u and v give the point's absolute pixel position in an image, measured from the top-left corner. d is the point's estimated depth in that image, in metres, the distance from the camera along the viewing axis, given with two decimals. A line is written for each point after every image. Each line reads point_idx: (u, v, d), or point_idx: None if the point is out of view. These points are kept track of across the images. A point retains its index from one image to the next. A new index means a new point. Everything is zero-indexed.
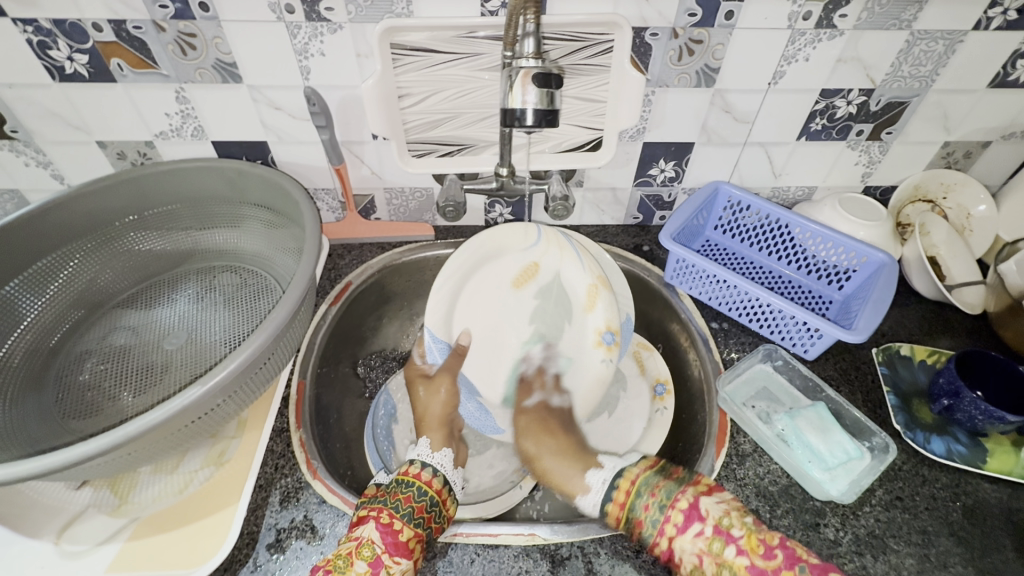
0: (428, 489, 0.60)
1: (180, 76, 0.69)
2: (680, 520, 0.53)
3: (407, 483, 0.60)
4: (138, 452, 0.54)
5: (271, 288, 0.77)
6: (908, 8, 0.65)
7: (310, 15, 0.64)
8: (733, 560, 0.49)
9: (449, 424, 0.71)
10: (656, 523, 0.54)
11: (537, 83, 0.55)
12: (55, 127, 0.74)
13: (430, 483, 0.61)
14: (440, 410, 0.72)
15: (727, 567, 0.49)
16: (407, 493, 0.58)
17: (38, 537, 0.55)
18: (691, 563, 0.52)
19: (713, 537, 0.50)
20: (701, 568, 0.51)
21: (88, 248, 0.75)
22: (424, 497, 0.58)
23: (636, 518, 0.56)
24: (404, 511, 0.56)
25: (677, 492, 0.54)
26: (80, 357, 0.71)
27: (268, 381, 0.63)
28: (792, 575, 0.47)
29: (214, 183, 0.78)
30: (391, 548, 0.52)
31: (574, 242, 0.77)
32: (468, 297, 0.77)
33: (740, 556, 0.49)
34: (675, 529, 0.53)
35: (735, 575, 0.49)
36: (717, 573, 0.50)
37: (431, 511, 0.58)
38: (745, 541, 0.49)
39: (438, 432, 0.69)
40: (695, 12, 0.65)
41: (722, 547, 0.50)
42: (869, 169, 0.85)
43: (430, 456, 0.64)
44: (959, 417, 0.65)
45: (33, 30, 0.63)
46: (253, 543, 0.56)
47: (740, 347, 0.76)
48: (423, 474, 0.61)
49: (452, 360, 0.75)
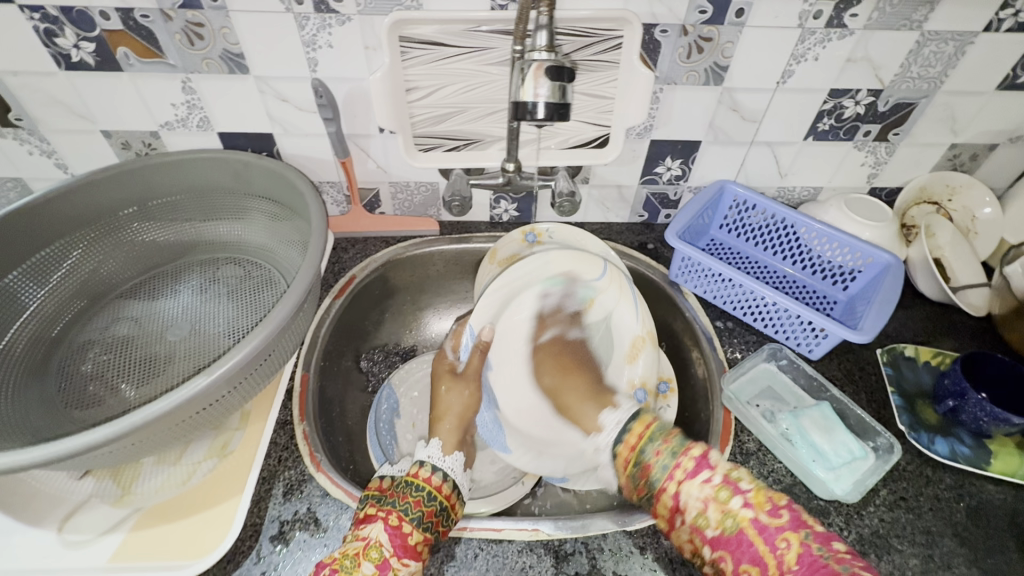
0: (438, 494, 0.58)
1: (187, 65, 0.69)
2: (690, 466, 0.53)
3: (417, 486, 0.58)
4: (142, 442, 0.54)
5: (275, 281, 0.77)
6: (919, 9, 0.65)
7: (319, 7, 0.63)
8: (738, 510, 0.50)
9: (464, 426, 0.71)
10: (666, 467, 0.54)
11: (550, 76, 0.54)
12: (60, 115, 0.74)
13: (440, 487, 0.59)
14: (460, 410, 0.72)
15: (731, 516, 0.50)
16: (417, 496, 0.57)
17: (40, 525, 0.55)
18: (695, 510, 0.52)
19: (721, 485, 0.51)
20: (704, 514, 0.51)
21: (92, 238, 0.75)
22: (434, 501, 0.57)
23: (645, 462, 0.57)
24: (413, 515, 0.55)
25: (691, 442, 0.55)
26: (83, 346, 0.71)
27: (272, 374, 0.63)
28: (797, 536, 0.47)
29: (219, 175, 0.77)
30: (399, 551, 0.52)
31: (635, 290, 0.76)
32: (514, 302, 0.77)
33: (746, 508, 0.50)
34: (684, 474, 0.53)
35: (737, 524, 0.49)
36: (720, 522, 0.50)
37: (440, 515, 0.57)
38: (753, 496, 0.50)
39: (452, 435, 0.68)
40: (706, 10, 0.65)
41: (728, 496, 0.51)
42: (875, 170, 0.85)
43: (442, 458, 0.64)
44: (964, 419, 0.65)
45: (40, 17, 0.63)
46: (256, 535, 0.56)
47: (744, 346, 0.76)
48: (432, 477, 0.60)
49: (478, 359, 0.75)
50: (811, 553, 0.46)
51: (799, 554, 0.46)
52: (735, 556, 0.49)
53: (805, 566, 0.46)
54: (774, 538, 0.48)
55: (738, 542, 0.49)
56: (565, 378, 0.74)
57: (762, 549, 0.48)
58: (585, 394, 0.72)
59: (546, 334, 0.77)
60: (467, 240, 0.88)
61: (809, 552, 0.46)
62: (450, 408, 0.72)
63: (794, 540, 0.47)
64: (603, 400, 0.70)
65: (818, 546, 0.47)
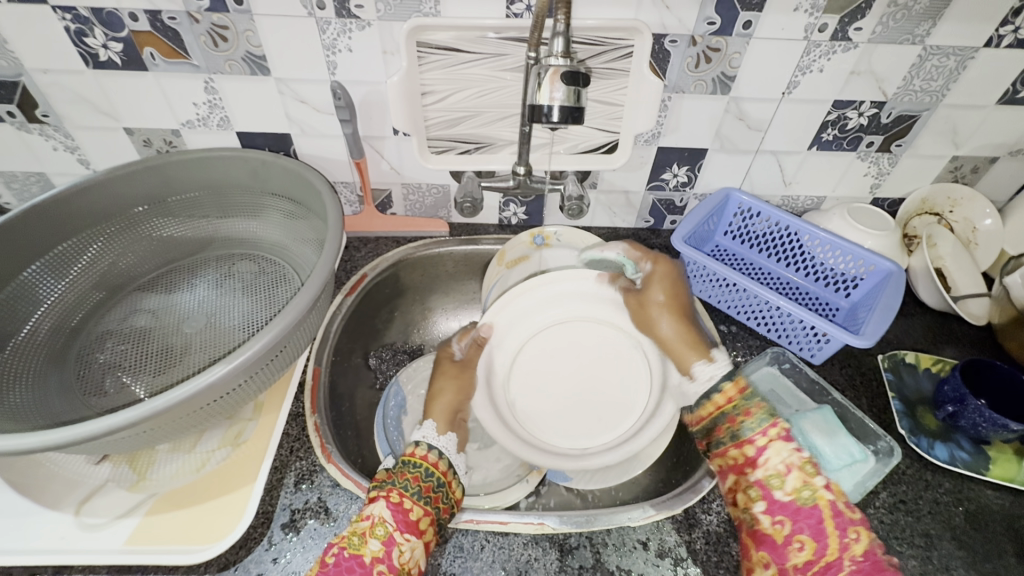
0: (434, 470, 0.62)
1: (210, 66, 0.71)
2: (784, 434, 0.61)
3: (414, 464, 0.62)
4: (160, 428, 0.55)
5: (289, 277, 0.79)
6: (921, 24, 0.67)
7: (340, 12, 0.66)
8: (819, 489, 0.58)
9: (456, 412, 0.70)
10: (764, 424, 0.62)
11: (565, 81, 0.56)
12: (86, 112, 0.76)
13: (436, 464, 0.62)
14: (450, 398, 0.70)
15: (809, 488, 0.58)
16: (414, 474, 0.60)
17: (57, 508, 0.56)
18: (773, 470, 0.60)
19: (809, 460, 0.60)
20: (784, 477, 0.59)
21: (112, 232, 0.77)
22: (431, 477, 0.61)
23: (743, 412, 0.64)
24: (413, 490, 0.58)
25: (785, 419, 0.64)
26: (101, 336, 0.72)
27: (286, 366, 0.64)
28: (864, 531, 0.55)
29: (238, 172, 0.79)
30: (402, 526, 0.54)
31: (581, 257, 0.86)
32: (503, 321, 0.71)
33: (826, 489, 0.57)
34: (778, 438, 0.61)
35: (814, 498, 0.57)
36: (796, 489, 0.58)
37: (438, 492, 0.60)
38: (834, 484, 0.59)
39: (445, 416, 0.69)
40: (714, 21, 0.67)
41: (813, 472, 0.59)
42: (878, 181, 0.87)
43: (435, 437, 0.66)
44: (963, 424, 0.66)
45: (71, 17, 0.65)
46: (268, 523, 0.57)
47: (747, 350, 0.77)
48: (419, 451, 0.64)
49: (474, 351, 0.72)
50: (875, 554, 0.53)
51: (866, 549, 0.53)
52: (797, 523, 0.56)
53: (869, 562, 0.53)
54: (846, 526, 0.55)
55: (808, 513, 0.56)
56: (671, 308, 0.71)
57: (830, 529, 0.55)
58: (688, 330, 0.70)
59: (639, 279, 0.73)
60: (476, 242, 0.89)
61: (874, 551, 0.54)
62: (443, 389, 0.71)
63: (863, 535, 0.54)
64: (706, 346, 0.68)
65: (880, 551, 0.54)
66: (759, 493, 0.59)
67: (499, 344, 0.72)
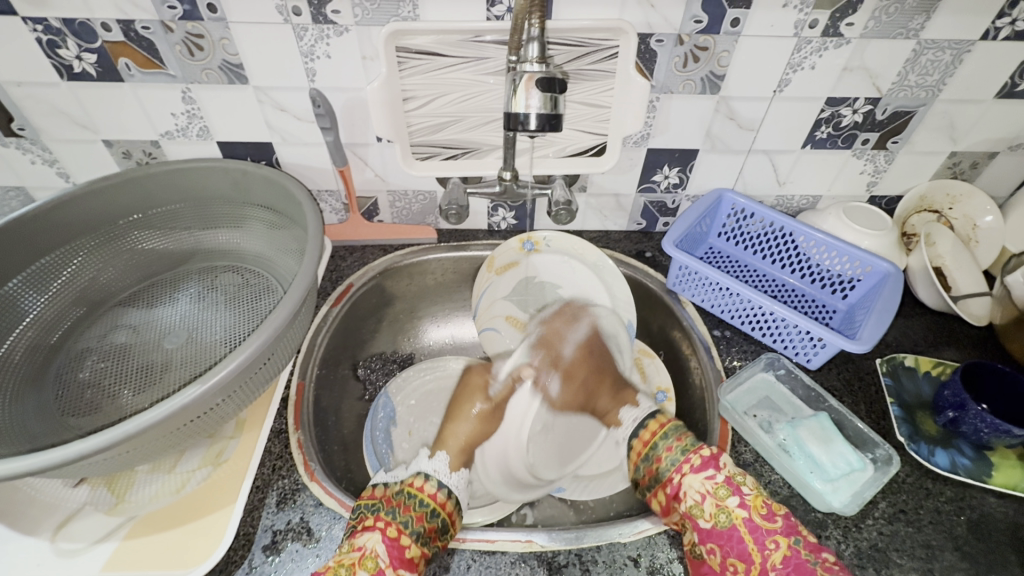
0: (438, 508, 0.60)
1: (187, 76, 0.70)
2: (698, 463, 0.61)
3: (419, 500, 0.59)
4: (137, 450, 0.54)
5: (273, 288, 0.77)
6: (915, 18, 0.65)
7: (317, 18, 0.64)
8: (733, 509, 0.57)
9: (470, 450, 0.71)
10: (676, 461, 0.63)
11: (541, 87, 0.55)
12: (62, 124, 0.75)
13: (441, 502, 0.60)
14: (468, 431, 0.73)
15: (725, 511, 0.57)
16: (419, 512, 0.58)
17: (33, 534, 0.55)
18: (692, 501, 0.58)
19: (722, 483, 0.58)
20: (700, 506, 0.58)
21: (92, 246, 0.76)
22: (435, 518, 0.58)
23: (657, 454, 0.65)
24: (413, 529, 0.56)
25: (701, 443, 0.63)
26: (81, 354, 0.71)
27: (266, 382, 0.63)
28: (786, 538, 0.54)
29: (219, 183, 0.78)
30: (395, 562, 0.52)
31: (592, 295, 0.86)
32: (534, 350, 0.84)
33: (741, 507, 0.57)
34: (691, 468, 0.61)
35: (731, 520, 0.56)
36: (714, 515, 0.57)
37: (439, 530, 0.58)
38: (750, 499, 0.57)
39: (458, 453, 0.69)
40: (701, 19, 0.65)
41: (727, 494, 0.57)
42: (874, 179, 0.85)
43: (448, 475, 0.64)
44: (965, 430, 0.64)
45: (42, 29, 0.64)
46: (249, 544, 0.55)
47: (742, 356, 0.75)
48: (427, 487, 0.61)
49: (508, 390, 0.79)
50: (799, 557, 0.53)
51: (786, 555, 0.53)
52: (724, 549, 0.55)
53: (791, 566, 0.52)
54: (765, 538, 0.54)
55: (729, 536, 0.56)
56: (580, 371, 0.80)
57: (751, 546, 0.55)
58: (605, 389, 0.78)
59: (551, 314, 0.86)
60: (465, 248, 0.88)
61: (796, 554, 0.53)
62: (464, 423, 0.74)
63: (783, 542, 0.54)
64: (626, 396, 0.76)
65: (808, 552, 0.53)
66: (686, 527, 0.58)
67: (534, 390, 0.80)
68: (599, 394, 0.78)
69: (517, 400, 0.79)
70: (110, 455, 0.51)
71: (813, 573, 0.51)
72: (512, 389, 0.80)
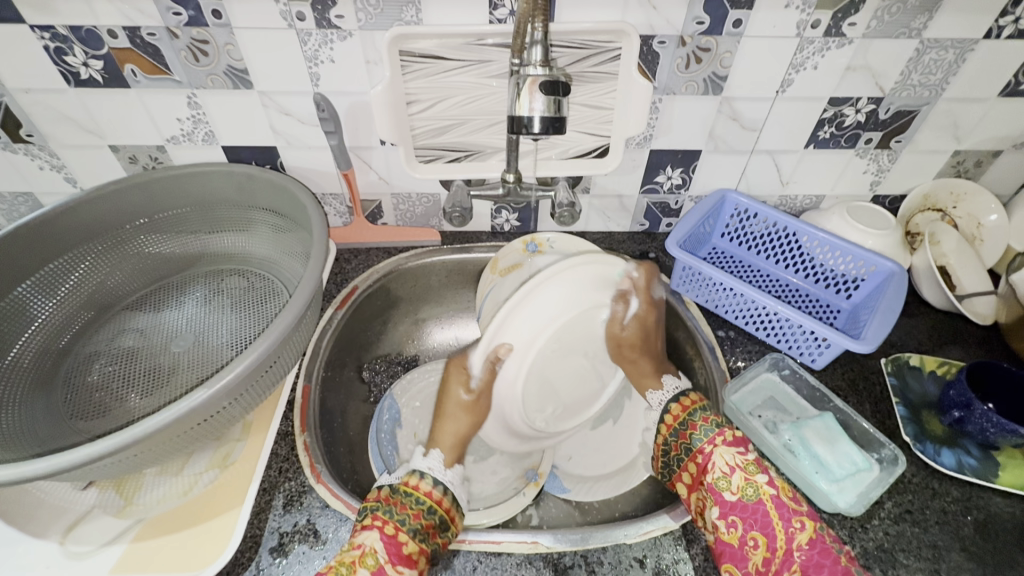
0: (435, 505, 0.60)
1: (192, 81, 0.70)
2: (731, 438, 0.61)
3: (416, 498, 0.59)
4: (146, 452, 0.54)
5: (278, 291, 0.78)
6: (917, 17, 0.65)
7: (321, 23, 0.64)
8: (762, 485, 0.57)
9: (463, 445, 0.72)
10: (710, 432, 0.62)
11: (544, 91, 0.55)
12: (69, 130, 0.75)
13: (438, 499, 0.60)
14: (457, 428, 0.73)
15: (753, 486, 0.57)
16: (416, 509, 0.58)
17: (43, 537, 0.56)
18: (719, 473, 0.59)
19: (753, 461, 0.59)
20: (729, 478, 0.58)
21: (99, 251, 0.76)
22: (433, 514, 0.59)
23: (690, 423, 0.64)
24: (410, 525, 0.56)
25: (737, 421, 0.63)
26: (88, 358, 0.72)
27: (273, 384, 0.63)
28: (811, 522, 0.55)
29: (224, 187, 0.78)
30: (394, 558, 0.53)
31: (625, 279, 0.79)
32: (513, 328, 0.73)
33: (769, 485, 0.57)
34: (725, 441, 0.61)
35: (758, 494, 0.56)
36: (741, 488, 0.57)
37: (438, 527, 0.58)
38: (778, 480, 0.58)
39: (451, 450, 0.69)
40: (703, 21, 0.65)
41: (756, 471, 0.58)
42: (878, 178, 0.84)
43: (443, 470, 0.64)
44: (970, 430, 0.64)
45: (49, 36, 0.65)
46: (256, 546, 0.56)
47: (747, 356, 0.76)
48: (422, 484, 0.61)
49: (489, 372, 0.74)
50: (823, 540, 0.54)
51: (811, 536, 0.54)
52: (747, 522, 0.55)
53: (816, 549, 0.53)
54: (790, 517, 0.55)
55: (755, 510, 0.56)
56: (636, 335, 0.78)
57: (776, 523, 0.55)
58: (647, 360, 0.76)
59: (643, 276, 0.79)
60: (469, 250, 0.88)
61: (821, 539, 0.54)
62: (452, 421, 0.73)
63: (808, 525, 0.54)
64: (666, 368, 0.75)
65: (830, 539, 0.54)
66: (710, 498, 0.58)
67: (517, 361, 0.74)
68: (635, 360, 0.77)
69: (504, 383, 0.75)
70: (117, 459, 0.51)
71: (837, 560, 0.52)
72: (494, 372, 0.74)
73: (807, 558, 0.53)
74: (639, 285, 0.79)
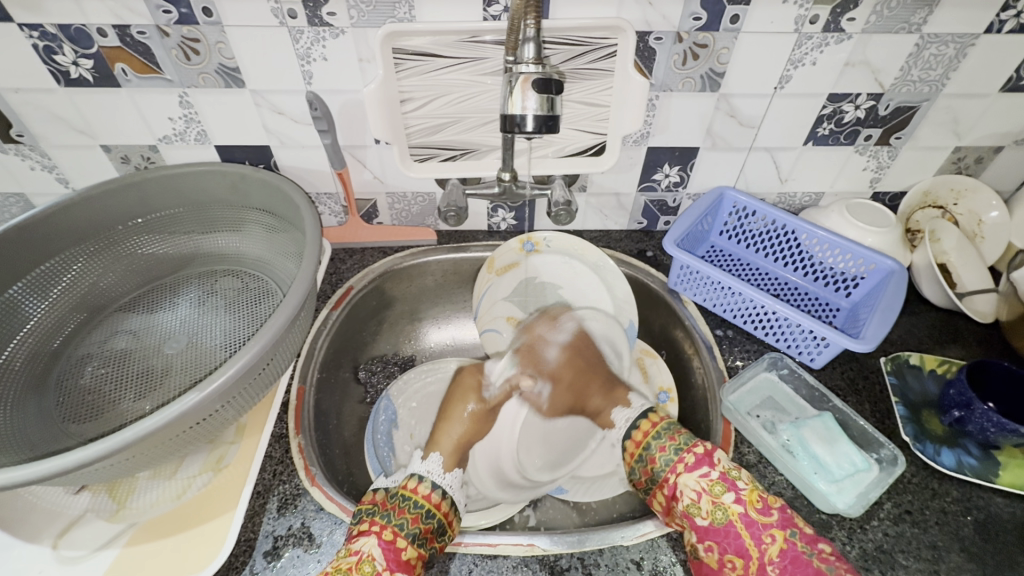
0: (436, 511, 0.59)
1: (184, 80, 0.69)
2: (692, 461, 0.60)
3: (415, 502, 0.59)
4: (138, 456, 0.54)
5: (272, 292, 0.77)
6: (917, 12, 0.64)
7: (312, 20, 0.63)
8: (730, 505, 0.56)
9: (462, 449, 0.71)
10: (670, 460, 0.62)
11: (538, 89, 0.54)
12: (60, 130, 0.74)
13: (439, 504, 0.60)
14: (460, 432, 0.73)
15: (722, 508, 0.56)
16: (415, 514, 0.57)
17: (35, 541, 0.55)
18: (688, 500, 0.58)
19: (718, 481, 0.58)
20: (698, 504, 0.57)
21: (92, 252, 0.76)
22: (432, 519, 0.58)
23: (650, 455, 0.64)
24: (409, 530, 0.55)
25: (695, 441, 0.63)
26: (81, 360, 0.71)
27: (267, 386, 0.63)
28: (781, 532, 0.54)
29: (218, 187, 0.78)
30: (392, 565, 0.52)
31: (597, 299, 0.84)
32: (518, 352, 0.85)
33: (737, 503, 0.56)
34: (685, 467, 0.60)
35: (727, 516, 0.56)
36: (711, 513, 0.56)
37: (437, 532, 0.57)
38: (745, 494, 0.57)
39: (451, 453, 0.68)
40: (700, 16, 0.64)
41: (723, 491, 0.57)
42: (877, 175, 0.84)
43: (441, 475, 0.64)
44: (971, 429, 0.63)
45: (38, 35, 0.64)
46: (250, 550, 0.55)
47: (745, 355, 0.75)
48: (421, 488, 0.61)
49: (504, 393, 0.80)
50: (795, 549, 0.53)
51: (782, 548, 0.53)
52: (722, 545, 0.55)
53: (787, 560, 0.52)
54: (761, 533, 0.54)
55: (726, 533, 0.55)
56: (567, 373, 0.81)
57: (748, 542, 0.54)
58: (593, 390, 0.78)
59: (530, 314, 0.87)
60: (465, 249, 0.88)
61: (792, 547, 0.53)
62: (457, 422, 0.75)
63: (778, 536, 0.54)
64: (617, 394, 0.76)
65: (803, 543, 0.53)
66: (685, 527, 0.57)
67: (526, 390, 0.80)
68: (588, 395, 0.78)
69: (512, 407, 0.79)
70: (108, 464, 0.50)
71: (809, 566, 0.51)
72: (508, 395, 0.80)
73: (781, 569, 0.52)
74: (540, 329, 0.85)
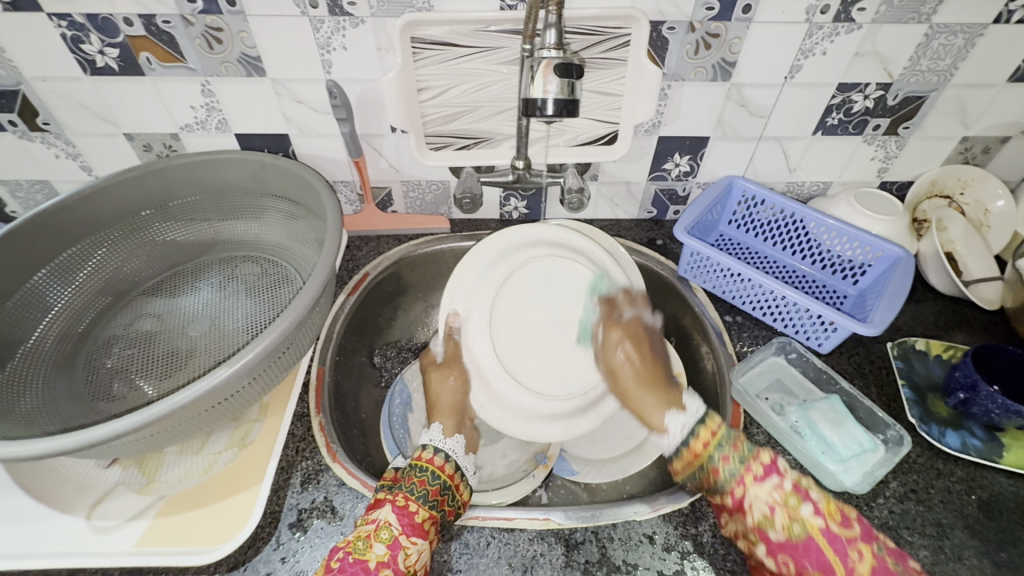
0: (441, 473, 0.62)
1: (206, 69, 0.71)
2: (759, 471, 0.55)
3: (422, 467, 0.62)
4: (169, 431, 0.56)
5: (291, 278, 0.79)
6: (927, 1, 0.65)
7: (333, 10, 0.65)
8: (808, 518, 0.52)
9: (460, 410, 0.72)
10: (736, 472, 0.56)
11: (558, 73, 0.56)
12: (85, 118, 0.76)
13: (443, 467, 0.63)
14: (451, 397, 0.73)
15: (799, 522, 0.52)
16: (421, 477, 0.60)
17: (69, 512, 0.57)
18: (760, 514, 0.54)
19: (791, 491, 0.53)
20: (771, 518, 0.53)
21: (115, 238, 0.78)
22: (437, 481, 0.60)
23: (712, 467, 0.58)
24: (419, 493, 0.58)
25: (759, 448, 0.57)
26: (108, 341, 0.73)
27: (288, 367, 0.64)
28: (868, 547, 0.50)
29: (237, 175, 0.80)
30: (408, 529, 0.54)
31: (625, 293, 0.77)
32: (456, 294, 0.77)
33: (816, 516, 0.52)
34: (754, 478, 0.55)
35: (806, 530, 0.51)
36: (787, 527, 0.52)
37: (445, 495, 0.60)
38: (823, 504, 0.52)
39: (449, 421, 0.70)
40: (713, 6, 0.65)
41: (798, 503, 0.53)
42: (885, 165, 0.85)
43: (442, 440, 0.67)
44: (975, 411, 0.65)
45: (67, 25, 0.65)
46: (276, 522, 0.58)
47: (753, 340, 0.77)
48: (433, 458, 0.64)
49: (452, 346, 0.76)
50: (886, 565, 0.48)
51: (873, 565, 0.48)
52: (799, 561, 0.51)
53: None
54: (845, 547, 0.50)
55: (806, 548, 0.51)
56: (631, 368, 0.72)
57: (833, 558, 0.49)
58: (649, 392, 0.69)
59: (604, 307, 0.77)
60: (478, 238, 0.89)
61: (883, 564, 0.48)
62: (443, 393, 0.74)
63: (867, 552, 0.49)
64: (672, 397, 0.66)
65: (892, 560, 0.49)
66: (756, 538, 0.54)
67: (473, 334, 0.75)
68: (645, 396, 0.69)
69: (468, 348, 0.75)
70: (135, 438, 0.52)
71: None
72: (457, 343, 0.76)
73: None
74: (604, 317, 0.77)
